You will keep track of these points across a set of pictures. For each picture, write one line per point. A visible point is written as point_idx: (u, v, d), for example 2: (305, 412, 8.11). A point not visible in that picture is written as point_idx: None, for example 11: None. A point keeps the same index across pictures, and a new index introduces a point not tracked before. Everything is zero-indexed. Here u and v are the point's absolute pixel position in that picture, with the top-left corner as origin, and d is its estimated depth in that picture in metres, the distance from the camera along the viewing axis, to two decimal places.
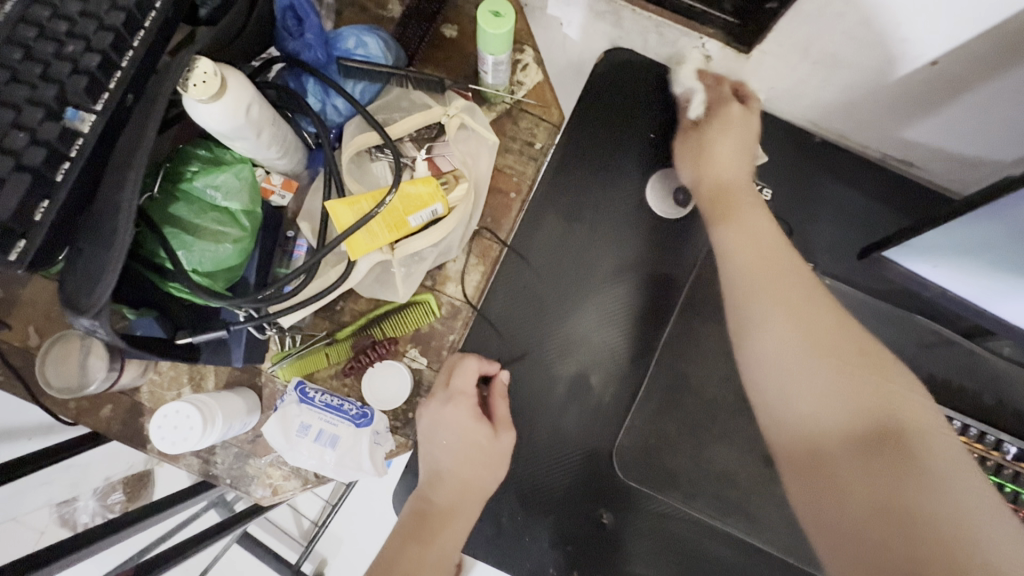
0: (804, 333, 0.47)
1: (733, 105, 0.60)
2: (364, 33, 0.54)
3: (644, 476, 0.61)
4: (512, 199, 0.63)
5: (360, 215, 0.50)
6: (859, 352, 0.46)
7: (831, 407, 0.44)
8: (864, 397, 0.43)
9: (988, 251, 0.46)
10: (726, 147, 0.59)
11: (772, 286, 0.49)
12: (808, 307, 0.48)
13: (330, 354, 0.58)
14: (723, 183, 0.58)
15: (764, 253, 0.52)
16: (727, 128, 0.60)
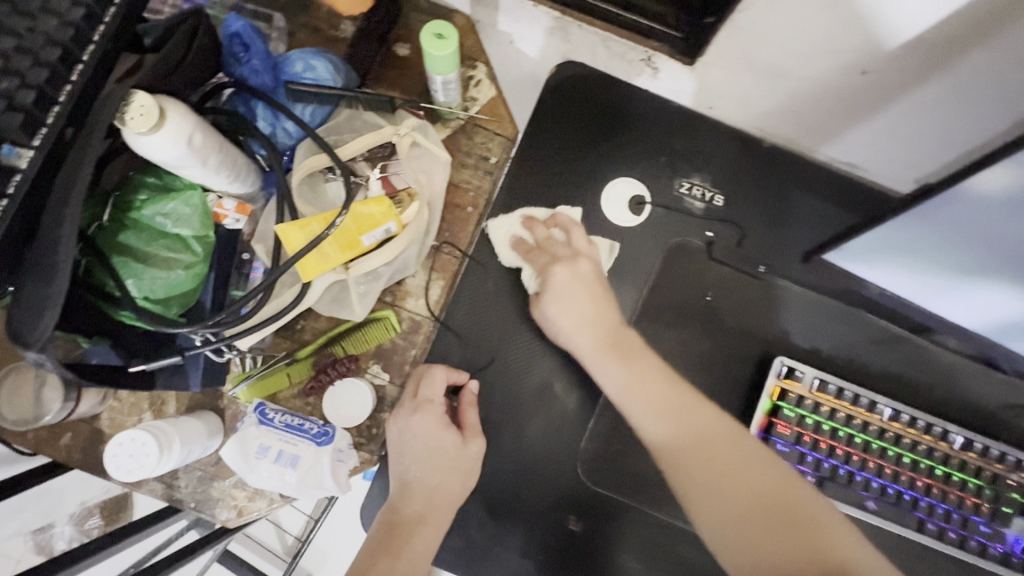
0: (673, 421, 0.55)
1: (557, 270, 0.59)
2: (312, 57, 0.55)
3: (610, 481, 0.62)
4: (468, 213, 0.64)
5: (311, 237, 0.50)
6: (704, 436, 0.54)
7: (677, 432, 0.54)
8: (732, 472, 0.52)
9: (920, 251, 0.48)
10: (575, 311, 0.59)
11: (648, 390, 0.56)
12: (667, 399, 0.55)
13: (291, 374, 0.58)
14: (610, 342, 0.58)
15: (672, 412, 0.55)
16: (580, 280, 0.59)
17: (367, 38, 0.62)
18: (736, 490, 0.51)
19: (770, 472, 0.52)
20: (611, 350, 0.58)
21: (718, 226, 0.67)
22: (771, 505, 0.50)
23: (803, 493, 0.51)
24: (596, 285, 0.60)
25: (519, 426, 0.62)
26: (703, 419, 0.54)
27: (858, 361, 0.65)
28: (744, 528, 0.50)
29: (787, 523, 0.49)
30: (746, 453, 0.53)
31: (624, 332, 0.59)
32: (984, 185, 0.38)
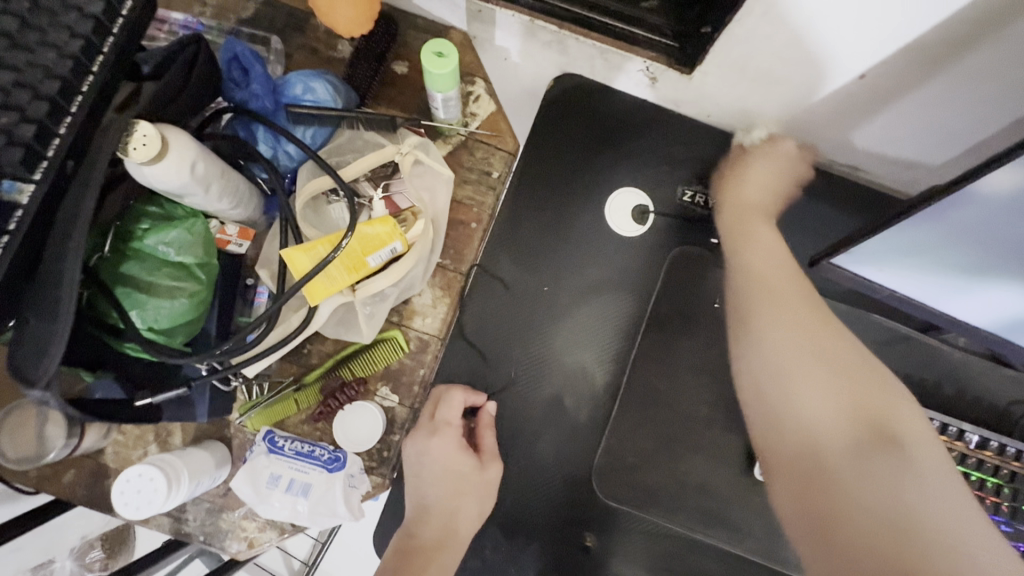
0: (807, 350, 0.46)
1: (783, 142, 0.64)
2: (312, 79, 0.54)
3: (626, 496, 0.61)
4: (472, 228, 0.63)
5: (316, 260, 0.50)
6: (845, 367, 0.45)
7: (790, 359, 0.46)
8: (831, 377, 0.45)
9: (928, 252, 0.48)
10: (760, 180, 0.63)
11: (775, 306, 0.49)
12: (821, 333, 0.48)
13: (299, 400, 0.57)
14: (753, 208, 0.60)
15: (783, 268, 0.53)
16: (775, 158, 0.64)
17: (365, 59, 0.62)
18: (853, 411, 0.43)
19: (883, 407, 0.44)
20: (736, 216, 0.60)
21: None
22: (877, 430, 0.41)
23: (912, 429, 0.42)
24: (789, 174, 0.64)
25: (532, 442, 0.61)
26: (847, 351, 0.46)
27: None
28: (839, 422, 0.42)
29: (880, 441, 0.41)
30: (888, 398, 0.44)
31: (804, 298, 0.50)
32: (994, 184, 0.38)
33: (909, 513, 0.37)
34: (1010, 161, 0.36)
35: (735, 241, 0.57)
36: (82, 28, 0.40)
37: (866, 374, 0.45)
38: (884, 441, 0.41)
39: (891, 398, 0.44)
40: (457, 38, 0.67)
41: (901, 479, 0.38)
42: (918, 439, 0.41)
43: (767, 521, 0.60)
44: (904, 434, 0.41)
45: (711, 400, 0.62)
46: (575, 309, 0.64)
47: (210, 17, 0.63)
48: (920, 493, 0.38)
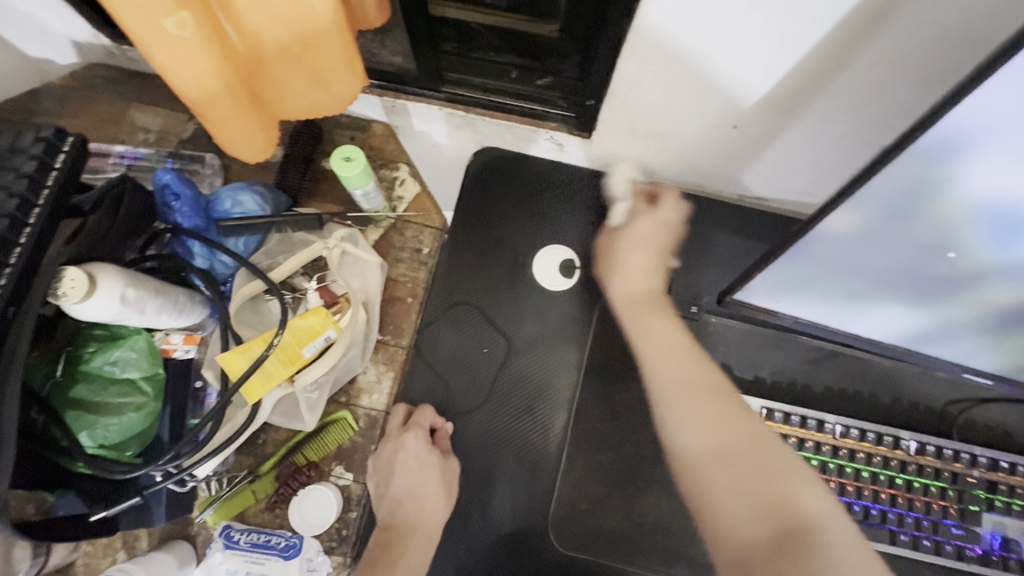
0: (728, 455, 0.51)
1: (641, 223, 0.66)
2: (239, 192, 0.60)
3: (585, 545, 0.62)
4: (409, 303, 0.68)
5: (252, 359, 0.54)
6: (746, 448, 0.52)
7: (707, 440, 0.52)
8: (753, 462, 0.51)
9: (814, 283, 0.51)
10: (628, 266, 0.64)
11: (696, 401, 0.54)
12: (728, 426, 0.53)
13: (256, 490, 0.60)
14: (641, 300, 0.62)
15: (673, 360, 0.57)
16: (641, 240, 0.65)
17: (294, 163, 0.67)
18: (766, 509, 0.49)
19: (810, 491, 0.49)
20: (630, 308, 0.62)
21: None
22: (788, 524, 0.48)
23: (818, 508, 0.48)
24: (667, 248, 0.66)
25: (485, 503, 0.63)
26: (762, 449, 0.51)
27: (802, 383, 0.67)
28: (754, 523, 0.49)
29: (787, 537, 0.47)
30: (787, 481, 0.50)
31: (731, 399, 0.54)
32: (837, 226, 0.42)
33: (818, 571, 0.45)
34: (841, 206, 0.40)
35: (640, 319, 0.61)
36: (17, 187, 0.45)
37: (768, 459, 0.51)
38: (795, 533, 0.47)
39: (793, 482, 0.49)
40: (380, 130, 0.73)
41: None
42: (814, 503, 0.49)
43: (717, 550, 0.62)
44: (808, 518, 0.48)
45: (655, 438, 0.65)
46: (521, 354, 0.67)
47: (153, 142, 0.70)
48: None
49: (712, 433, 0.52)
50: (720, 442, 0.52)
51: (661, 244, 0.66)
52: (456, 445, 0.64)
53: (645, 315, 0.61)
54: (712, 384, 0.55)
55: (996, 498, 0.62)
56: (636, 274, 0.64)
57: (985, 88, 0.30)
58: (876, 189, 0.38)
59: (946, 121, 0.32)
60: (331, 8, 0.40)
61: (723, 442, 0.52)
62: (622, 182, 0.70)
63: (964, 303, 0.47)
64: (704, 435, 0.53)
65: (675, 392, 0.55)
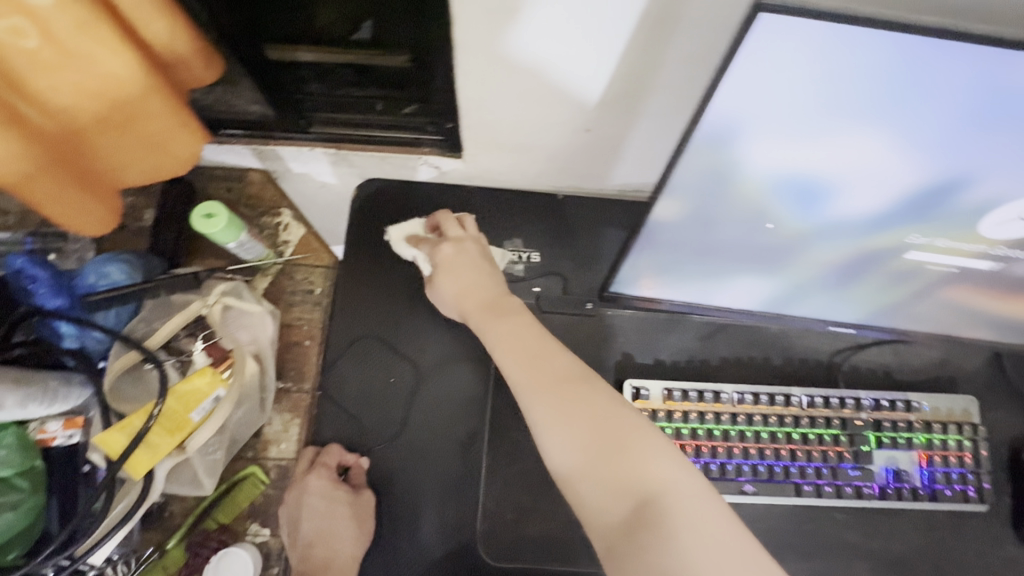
0: (585, 441, 0.52)
1: (444, 249, 0.67)
2: (104, 264, 0.58)
3: (514, 553, 0.63)
4: (307, 345, 0.68)
5: (133, 434, 0.52)
6: (600, 423, 0.53)
7: (562, 430, 0.53)
8: (605, 445, 0.52)
9: (670, 266, 0.55)
10: (461, 285, 0.65)
11: (553, 392, 0.55)
12: (577, 412, 0.54)
13: (167, 565, 0.58)
14: (487, 304, 0.63)
15: (524, 359, 0.58)
16: (457, 266, 0.66)
17: (166, 224, 0.66)
18: (623, 487, 0.50)
19: (661, 461, 0.51)
20: (483, 314, 0.62)
21: (542, 280, 0.73)
22: (640, 497, 0.50)
23: (667, 476, 0.50)
24: (483, 259, 0.67)
25: (412, 531, 0.63)
26: (619, 421, 0.53)
27: (700, 358, 0.71)
28: (613, 501, 0.50)
29: (641, 509, 0.49)
30: (640, 453, 0.51)
31: (587, 380, 0.56)
32: (666, 215, 0.46)
33: (668, 541, 0.47)
34: (660, 198, 0.43)
35: (484, 324, 0.61)
36: None
37: (620, 437, 0.52)
38: (646, 505, 0.49)
39: (643, 452, 0.51)
40: (257, 176, 0.73)
41: (667, 546, 0.47)
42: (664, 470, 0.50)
43: None
44: (658, 487, 0.49)
45: None
46: (428, 377, 0.68)
47: (13, 225, 0.67)
48: (684, 546, 0.47)
49: (566, 422, 0.54)
50: (575, 428, 0.53)
51: (477, 256, 0.67)
52: (375, 480, 0.63)
53: (496, 324, 0.61)
54: (565, 370, 0.57)
55: (884, 435, 0.67)
56: (461, 299, 0.64)
57: (726, 81, 0.33)
58: (682, 179, 0.41)
59: (714, 111, 0.35)
60: (134, 72, 0.41)
61: (578, 426, 0.53)
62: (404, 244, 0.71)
63: (799, 265, 0.51)
64: (558, 427, 0.54)
65: (537, 384, 0.56)
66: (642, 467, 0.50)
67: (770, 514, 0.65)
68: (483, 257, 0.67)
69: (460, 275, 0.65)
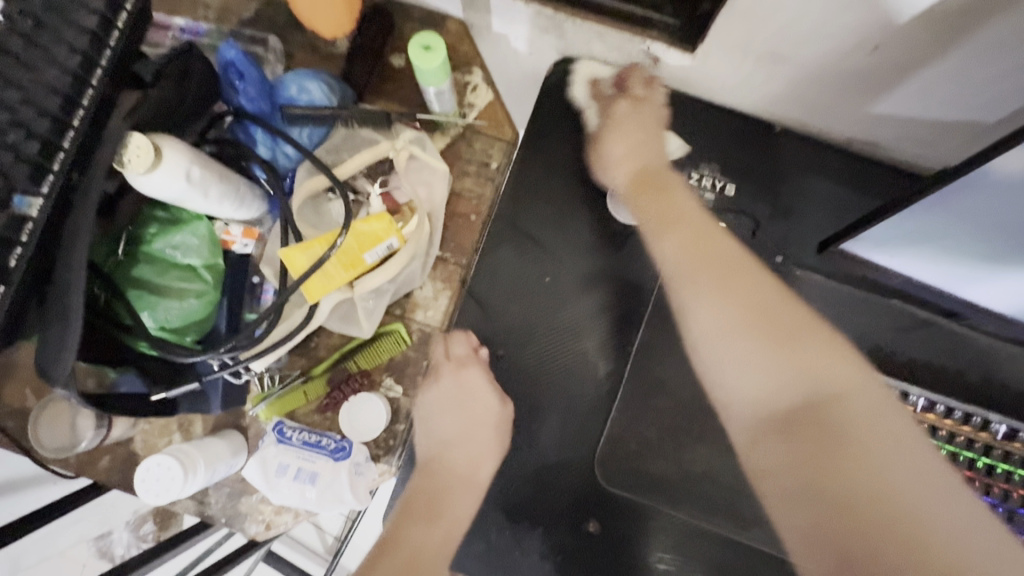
0: (753, 346, 0.48)
1: (619, 107, 0.63)
2: (307, 80, 0.55)
3: (631, 484, 0.61)
4: (472, 220, 0.64)
5: (313, 259, 0.51)
6: (786, 333, 0.48)
7: (744, 372, 0.48)
8: (824, 426, 0.44)
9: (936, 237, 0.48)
10: (631, 146, 0.61)
11: (716, 285, 0.50)
12: (756, 302, 0.49)
13: (308, 392, 0.59)
14: (639, 177, 0.59)
15: (715, 283, 0.50)
16: (629, 123, 0.62)
17: (363, 56, 0.62)
18: (807, 442, 0.45)
19: (888, 420, 0.44)
20: (634, 186, 0.59)
21: (731, 217, 0.65)
22: (820, 394, 0.45)
23: (861, 411, 0.45)
24: (658, 127, 0.63)
25: (533, 430, 0.61)
26: (804, 328, 0.48)
27: (888, 350, 0.62)
28: (774, 403, 0.47)
29: (845, 461, 0.43)
30: (845, 403, 0.45)
31: (747, 265, 0.51)
32: (1004, 165, 0.37)
33: (893, 495, 0.41)
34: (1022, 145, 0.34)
35: (639, 201, 0.57)
36: (80, 43, 0.42)
37: (797, 334, 0.47)
38: (826, 404, 0.45)
39: (852, 391, 0.45)
40: (455, 26, 0.66)
41: (867, 475, 0.42)
42: (870, 415, 0.45)
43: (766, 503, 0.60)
44: (839, 389, 0.45)
45: None
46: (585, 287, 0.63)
47: (213, 19, 0.64)
48: (885, 470, 0.42)
49: (750, 353, 0.48)
50: (759, 344, 0.48)
51: (651, 119, 0.62)
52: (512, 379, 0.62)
53: (656, 206, 0.56)
54: (733, 269, 0.50)
55: None
56: (628, 156, 0.61)
57: None
58: None
59: None
60: None
61: (761, 343, 0.48)
62: (581, 87, 0.65)
63: None
64: (737, 364, 0.48)
65: (717, 277, 0.50)
66: (831, 385, 0.45)
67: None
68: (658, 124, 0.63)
69: (624, 136, 0.61)
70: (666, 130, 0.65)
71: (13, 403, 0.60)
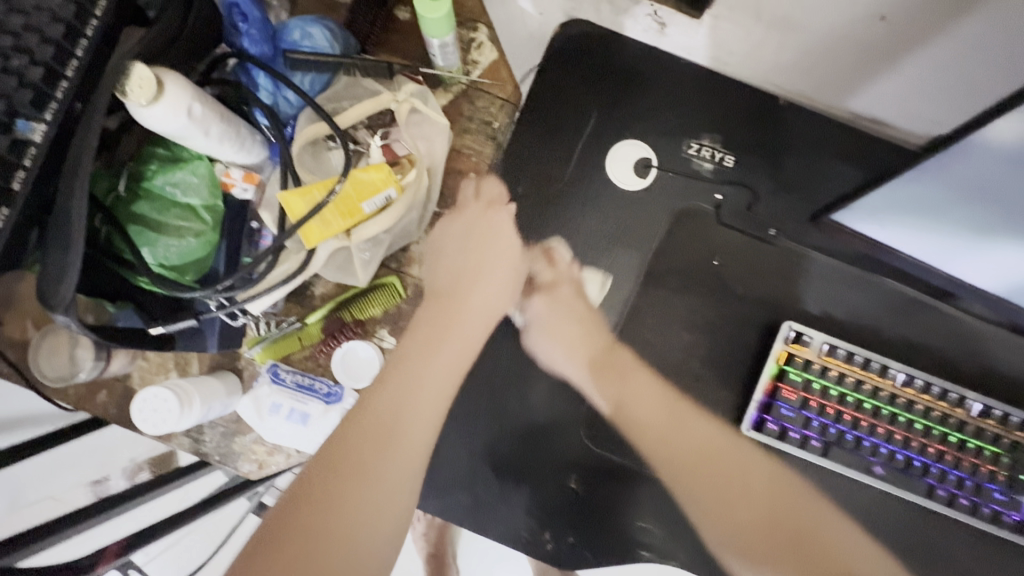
0: (715, 502, 0.62)
1: (539, 303, 0.66)
2: (308, 25, 0.56)
3: (614, 444, 0.63)
4: (471, 178, 0.65)
5: (313, 205, 0.52)
6: (763, 495, 0.62)
7: (705, 519, 0.62)
8: (739, 486, 0.62)
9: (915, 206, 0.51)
10: (568, 339, 0.64)
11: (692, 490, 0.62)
12: (721, 481, 0.62)
13: (303, 338, 0.60)
14: (599, 362, 0.65)
15: (650, 407, 0.63)
16: (559, 305, 0.65)
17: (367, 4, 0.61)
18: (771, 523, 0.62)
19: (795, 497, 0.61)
20: (596, 372, 0.65)
21: (728, 188, 0.65)
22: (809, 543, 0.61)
23: (838, 542, 0.60)
24: (586, 318, 0.64)
25: (522, 388, 0.63)
26: (768, 486, 0.61)
27: (873, 327, 0.63)
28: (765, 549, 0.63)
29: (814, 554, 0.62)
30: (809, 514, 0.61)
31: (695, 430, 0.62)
32: (997, 136, 0.38)
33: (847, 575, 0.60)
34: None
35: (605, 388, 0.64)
36: None
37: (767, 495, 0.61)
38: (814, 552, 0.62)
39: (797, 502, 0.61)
40: None
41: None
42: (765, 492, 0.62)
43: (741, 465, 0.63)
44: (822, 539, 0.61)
45: (702, 355, 0.64)
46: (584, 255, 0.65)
47: None
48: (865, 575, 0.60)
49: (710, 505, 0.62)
50: (724, 502, 0.63)
51: (581, 312, 0.64)
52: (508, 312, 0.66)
53: (618, 382, 0.64)
54: (703, 469, 0.61)
55: None
56: (582, 345, 0.64)
57: None
58: None
59: None
60: None
61: (728, 502, 0.63)
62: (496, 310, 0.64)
63: None
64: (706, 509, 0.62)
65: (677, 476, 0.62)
66: (781, 488, 0.61)
67: (882, 503, 0.61)
68: (590, 318, 0.64)
69: (560, 319, 0.65)
70: (663, 105, 0.67)
71: (14, 335, 0.61)
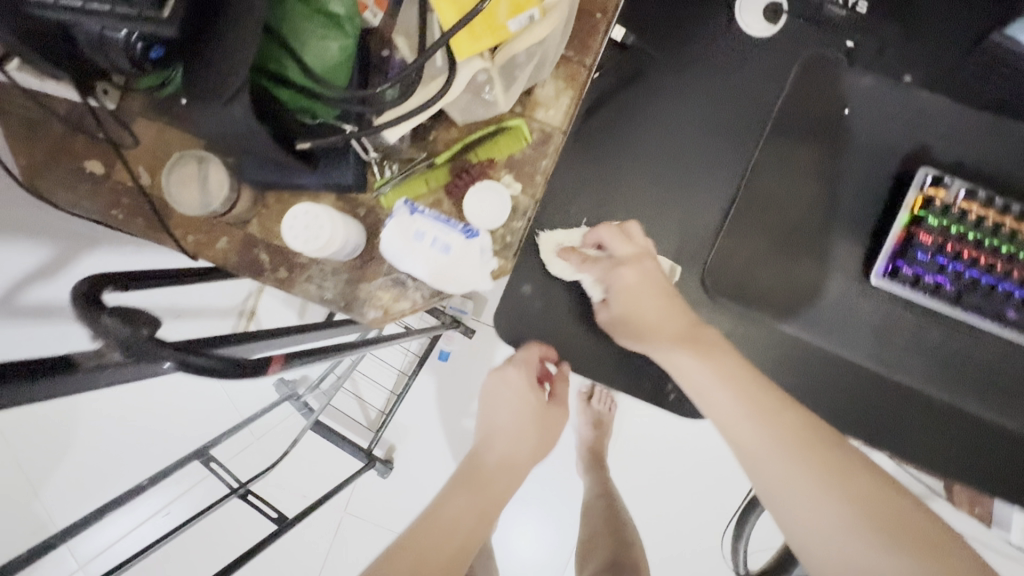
0: (813, 495, 0.46)
1: (622, 274, 0.57)
2: None
3: (737, 295, 0.64)
4: (598, 19, 0.60)
5: (460, 15, 0.49)
6: (873, 493, 0.46)
7: (813, 514, 0.45)
8: (884, 508, 0.45)
9: None
10: (637, 313, 0.56)
11: (803, 476, 0.46)
12: (834, 468, 0.47)
13: (430, 180, 0.59)
14: (683, 334, 0.53)
15: (750, 401, 0.49)
16: (641, 281, 0.56)
17: None
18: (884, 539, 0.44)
19: (896, 496, 0.46)
20: (685, 344, 0.53)
21: (859, 36, 0.62)
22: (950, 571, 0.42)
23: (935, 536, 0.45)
24: (663, 285, 0.56)
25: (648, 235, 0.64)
26: (869, 483, 0.46)
27: (1006, 176, 0.61)
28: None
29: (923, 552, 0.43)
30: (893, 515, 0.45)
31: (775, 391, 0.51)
32: None
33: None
34: None
35: (688, 369, 0.52)
36: None
37: (874, 488, 0.46)
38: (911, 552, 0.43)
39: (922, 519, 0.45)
40: None
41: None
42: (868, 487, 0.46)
43: (861, 316, 0.63)
44: (924, 532, 0.44)
45: (829, 206, 0.63)
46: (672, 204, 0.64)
47: None
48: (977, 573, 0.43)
49: (830, 511, 0.45)
50: (847, 503, 0.45)
51: (660, 279, 0.57)
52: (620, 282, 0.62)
53: (699, 352, 0.52)
54: (812, 438, 0.48)
55: None
56: (656, 324, 0.55)
57: None
58: None
59: None
60: None
61: (851, 501, 0.45)
62: (553, 254, 0.63)
63: None
64: (820, 516, 0.45)
65: (768, 451, 0.48)
66: (886, 494, 0.46)
67: (1000, 349, 0.62)
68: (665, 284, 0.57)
69: (642, 301, 0.56)
70: None
71: (128, 181, 0.60)
